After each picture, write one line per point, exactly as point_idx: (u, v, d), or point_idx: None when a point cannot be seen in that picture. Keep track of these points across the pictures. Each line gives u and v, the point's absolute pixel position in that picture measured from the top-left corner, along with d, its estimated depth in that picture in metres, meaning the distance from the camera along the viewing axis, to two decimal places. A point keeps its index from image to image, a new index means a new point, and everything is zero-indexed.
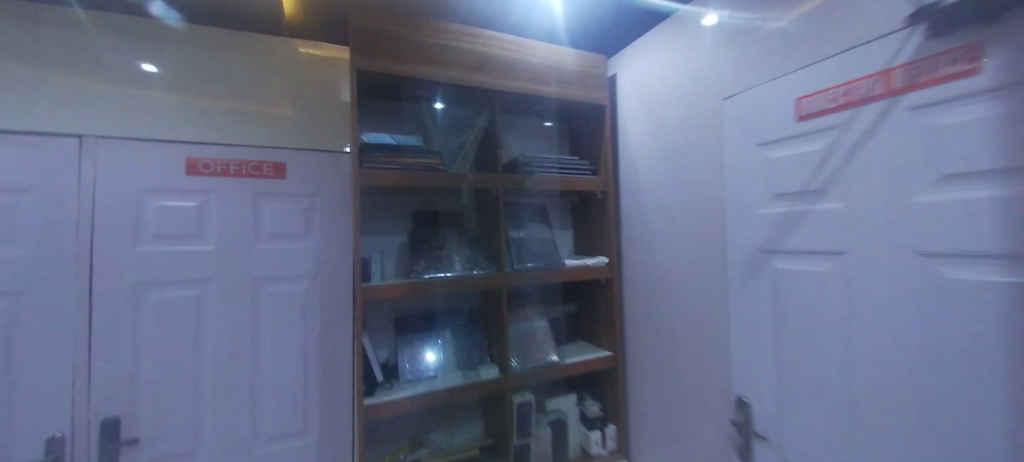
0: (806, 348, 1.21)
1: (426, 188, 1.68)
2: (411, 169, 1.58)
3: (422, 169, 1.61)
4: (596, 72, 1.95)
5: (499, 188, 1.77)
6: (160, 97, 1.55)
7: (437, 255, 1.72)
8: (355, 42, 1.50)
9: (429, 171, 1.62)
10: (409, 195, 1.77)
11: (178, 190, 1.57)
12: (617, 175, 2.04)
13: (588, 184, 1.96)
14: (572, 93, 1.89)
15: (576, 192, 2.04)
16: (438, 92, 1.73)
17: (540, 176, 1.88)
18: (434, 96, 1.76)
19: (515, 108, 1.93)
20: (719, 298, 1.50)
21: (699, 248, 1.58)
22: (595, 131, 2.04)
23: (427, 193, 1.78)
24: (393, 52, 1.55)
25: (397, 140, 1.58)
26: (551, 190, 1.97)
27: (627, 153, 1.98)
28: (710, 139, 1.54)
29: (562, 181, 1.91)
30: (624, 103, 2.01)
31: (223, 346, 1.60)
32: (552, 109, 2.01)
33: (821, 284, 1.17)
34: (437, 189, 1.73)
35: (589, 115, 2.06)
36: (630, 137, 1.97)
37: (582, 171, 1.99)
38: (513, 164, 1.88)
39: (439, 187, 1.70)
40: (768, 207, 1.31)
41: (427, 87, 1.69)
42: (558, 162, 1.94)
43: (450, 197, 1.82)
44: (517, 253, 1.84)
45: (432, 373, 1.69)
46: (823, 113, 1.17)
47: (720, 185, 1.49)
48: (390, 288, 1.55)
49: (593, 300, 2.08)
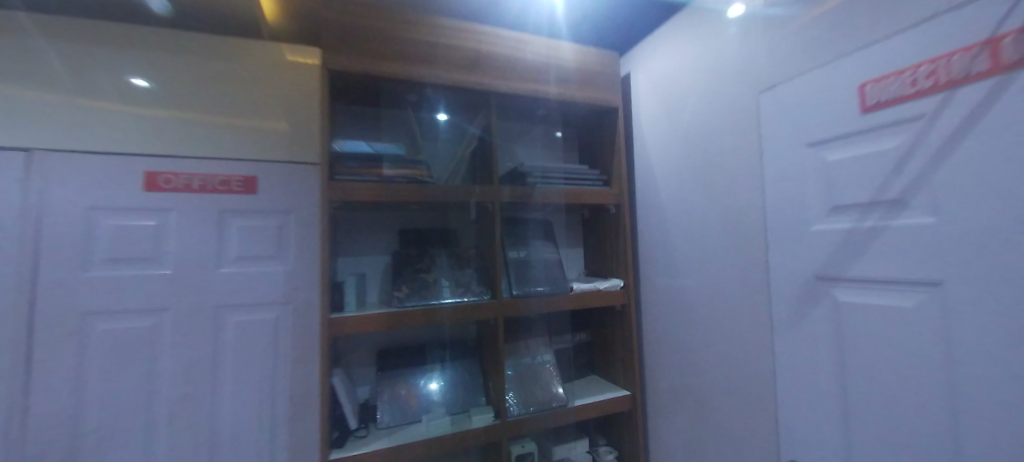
0: (880, 406, 0.93)
1: (409, 204, 1.46)
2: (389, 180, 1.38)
3: (401, 182, 1.40)
4: (606, 70, 1.72)
5: (496, 203, 1.53)
6: (118, 105, 1.40)
7: (422, 280, 1.49)
8: (325, 39, 1.32)
9: (411, 185, 1.41)
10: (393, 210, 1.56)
11: (135, 209, 1.41)
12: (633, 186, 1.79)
13: (600, 197, 1.70)
14: (578, 94, 1.66)
15: (586, 206, 1.78)
16: (425, 96, 1.52)
17: (544, 188, 1.63)
18: (421, 100, 1.56)
19: (514, 112, 1.71)
20: (762, 335, 1.21)
21: (732, 273, 1.31)
22: (606, 137, 1.79)
23: (414, 208, 1.56)
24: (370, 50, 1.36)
25: (375, 149, 1.39)
26: (557, 204, 1.72)
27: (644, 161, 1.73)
28: (744, 141, 1.28)
29: (569, 193, 1.66)
30: (639, 105, 1.77)
31: (178, 385, 1.41)
32: (557, 113, 1.79)
33: (904, 325, 0.89)
34: (423, 204, 1.51)
35: (599, 120, 1.82)
36: (647, 144, 1.72)
37: (592, 182, 1.74)
38: (512, 175, 1.64)
39: (424, 202, 1.48)
40: (826, 223, 1.04)
41: (412, 90, 1.48)
42: (564, 172, 1.69)
43: (440, 212, 1.60)
44: (516, 278, 1.59)
45: (416, 418, 1.45)
46: (899, 101, 0.90)
47: (759, 196, 1.22)
48: (362, 321, 1.32)
49: (609, 330, 1.80)
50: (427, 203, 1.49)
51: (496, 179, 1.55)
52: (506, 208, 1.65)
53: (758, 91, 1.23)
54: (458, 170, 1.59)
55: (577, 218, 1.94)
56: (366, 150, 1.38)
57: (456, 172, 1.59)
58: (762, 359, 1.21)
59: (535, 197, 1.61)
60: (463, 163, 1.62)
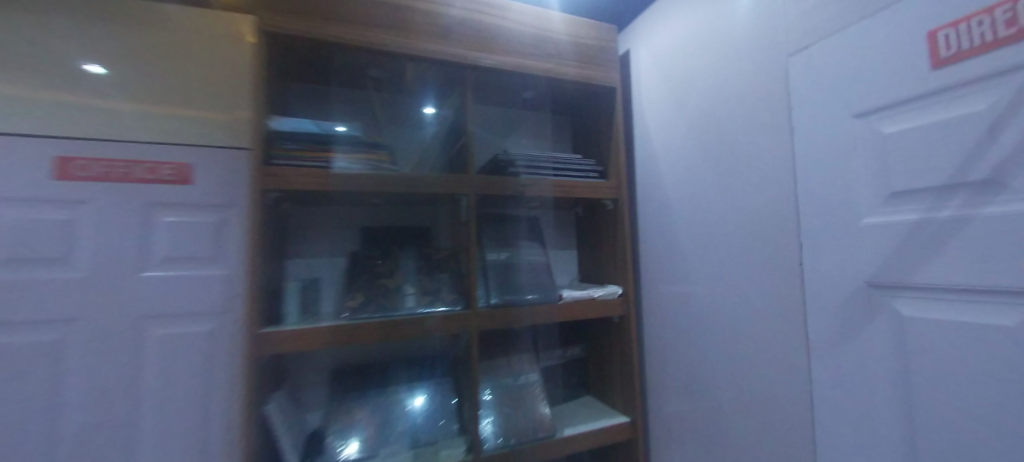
0: (960, 454, 0.69)
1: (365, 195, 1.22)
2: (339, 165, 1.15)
3: (346, 165, 1.16)
4: (602, 45, 1.49)
5: (471, 197, 1.30)
6: (26, 78, 1.18)
7: (382, 285, 1.24)
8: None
9: (368, 172, 1.17)
10: (350, 203, 1.33)
11: (43, 199, 1.19)
12: (634, 179, 1.56)
13: (596, 189, 1.46)
14: (570, 71, 1.43)
15: (579, 200, 1.54)
16: (389, 69, 1.29)
17: (529, 178, 1.39)
18: (386, 75, 1.33)
19: (497, 92, 1.48)
20: (795, 355, 0.97)
21: (754, 277, 1.08)
22: (602, 122, 1.56)
23: (375, 201, 1.32)
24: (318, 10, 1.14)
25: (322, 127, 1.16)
26: (546, 199, 1.49)
27: (647, 151, 1.51)
28: (769, 117, 1.04)
29: (558, 184, 1.42)
30: (641, 86, 1.54)
31: (90, 408, 1.20)
32: (547, 95, 1.56)
33: (999, 352, 0.65)
34: (384, 196, 1.27)
35: (594, 103, 1.59)
36: (650, 130, 1.49)
37: (587, 173, 1.50)
38: (493, 164, 1.41)
39: (384, 193, 1.24)
40: (881, 214, 0.80)
41: (373, 61, 1.25)
42: (554, 160, 1.45)
43: (408, 206, 1.37)
44: (497, 284, 1.35)
45: (373, 452, 1.19)
46: (986, 50, 0.67)
47: (789, 183, 0.98)
48: (301, 336, 1.08)
49: (606, 344, 1.55)
50: (388, 195, 1.25)
51: (472, 167, 1.31)
52: (486, 203, 1.42)
53: (787, 54, 1.00)
54: (429, 157, 1.39)
55: (570, 216, 1.71)
56: (310, 129, 1.14)
57: (425, 160, 1.37)
58: (793, 382, 0.98)
59: (519, 189, 1.37)
60: (435, 149, 1.40)
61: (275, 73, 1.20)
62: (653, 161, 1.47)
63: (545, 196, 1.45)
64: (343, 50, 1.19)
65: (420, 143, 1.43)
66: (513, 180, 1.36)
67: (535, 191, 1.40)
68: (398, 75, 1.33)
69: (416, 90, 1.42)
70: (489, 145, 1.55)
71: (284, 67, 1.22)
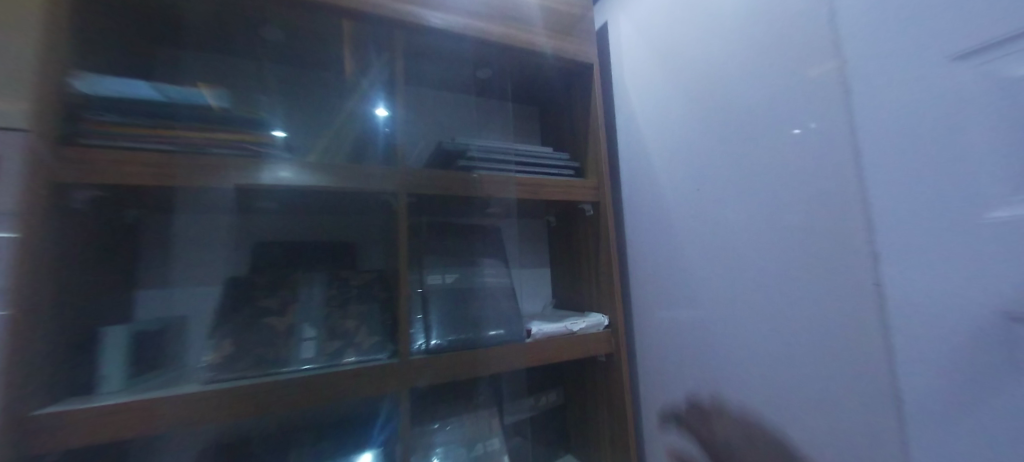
0: None
1: (245, 193, 0.84)
2: (200, 149, 0.77)
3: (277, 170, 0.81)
4: (576, 12, 1.18)
5: (397, 194, 0.93)
6: None
7: (265, 325, 0.83)
8: None
9: (233, 157, 0.80)
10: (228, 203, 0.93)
11: None
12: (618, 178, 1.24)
13: (571, 190, 1.13)
14: (536, 39, 1.11)
15: (555, 204, 1.20)
16: (283, 26, 0.92)
17: (482, 175, 1.05)
18: (283, 36, 0.96)
19: (443, 67, 1.14)
20: (866, 419, 0.66)
21: (792, 303, 0.77)
22: (581, 109, 1.25)
23: (266, 203, 0.93)
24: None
25: (170, 92, 0.77)
26: (508, 203, 1.14)
27: (637, 143, 1.19)
28: (809, 80, 0.74)
29: (522, 183, 1.07)
30: (625, 61, 1.23)
31: None
32: (509, 72, 1.24)
33: None
34: (276, 196, 0.89)
35: (571, 84, 1.28)
36: (639, 115, 1.18)
37: (560, 170, 1.17)
38: (435, 154, 1.05)
39: (271, 192, 0.86)
40: (1015, 206, 0.49)
41: (255, 14, 0.89)
42: (516, 152, 1.12)
43: (314, 208, 0.97)
44: (441, 319, 0.98)
45: None
46: None
47: (846, 165, 0.68)
48: (118, 410, 0.67)
49: (590, 389, 1.20)
50: (279, 194, 0.87)
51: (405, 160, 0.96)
52: (425, 207, 1.05)
53: None
54: (347, 139, 1.00)
55: (542, 226, 1.39)
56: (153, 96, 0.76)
57: (341, 146, 0.98)
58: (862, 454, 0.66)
59: (468, 190, 1.02)
60: (355, 132, 1.02)
61: (102, 21, 0.82)
62: (644, 155, 1.16)
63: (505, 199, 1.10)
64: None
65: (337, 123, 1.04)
66: (459, 177, 1.00)
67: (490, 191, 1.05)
68: (298, 34, 0.96)
69: (332, 57, 1.06)
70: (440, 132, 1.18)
71: (121, 13, 0.84)
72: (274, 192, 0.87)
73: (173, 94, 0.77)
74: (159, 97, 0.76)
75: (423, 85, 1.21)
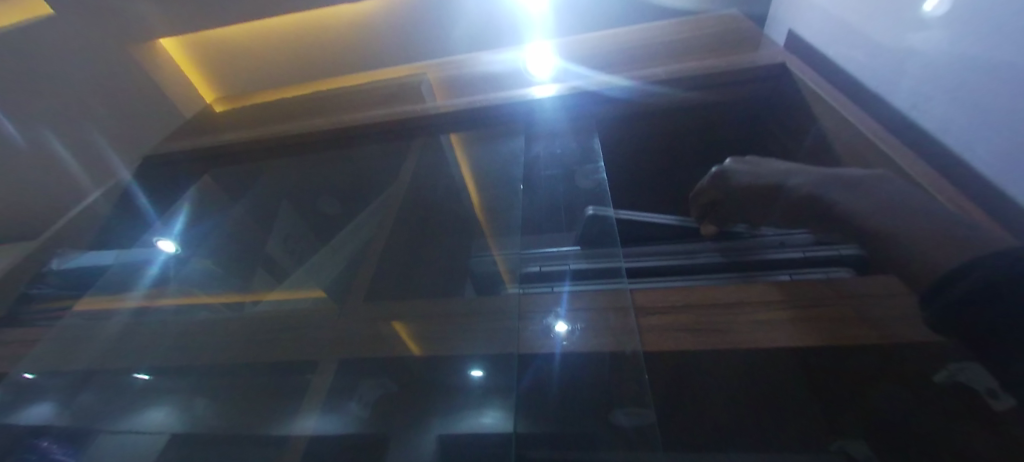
0: None
1: (96, 390, 0.46)
2: (76, 306, 0.57)
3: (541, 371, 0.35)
4: (722, 34, 0.70)
5: (331, 368, 0.42)
6: None
7: None
8: (186, 128, 0.87)
9: (253, 321, 0.50)
10: (150, 431, 0.41)
11: None
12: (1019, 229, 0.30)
13: (867, 303, 0.33)
14: (644, 71, 0.65)
15: (812, 405, 0.40)
16: (282, 175, 0.76)
17: (566, 297, 0.41)
18: (272, 186, 0.75)
19: (474, 171, 0.63)
20: None
21: None
22: (822, 134, 0.53)
23: (130, 392, 0.45)
24: (233, 124, 0.85)
25: (122, 254, 0.66)
26: (683, 394, 0.37)
27: (1011, 97, 0.32)
28: None
29: (726, 301, 0.36)
30: (859, 23, 0.54)
31: None
32: (632, 150, 0.71)
33: None
34: (142, 390, 0.45)
35: (757, 117, 0.64)
36: (963, 51, 0.38)
37: (802, 271, 0.39)
38: (453, 285, 0.48)
39: (150, 384, 0.45)
40: None
41: (263, 164, 0.77)
42: (639, 257, 0.47)
43: (95, 444, 0.40)
44: None
45: None
46: None
47: None
48: None
49: None
50: (193, 385, 0.44)
51: (400, 311, 0.46)
52: (427, 379, 0.38)
53: None
54: (317, 279, 0.58)
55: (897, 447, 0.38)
56: (204, 270, 0.64)
57: (301, 290, 0.56)
58: None
59: (522, 337, 0.38)
60: (336, 267, 0.59)
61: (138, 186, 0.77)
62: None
63: (683, 370, 0.35)
64: (232, 160, 0.77)
65: (325, 262, 0.61)
66: (617, 310, 0.38)
67: (670, 324, 0.35)
68: (311, 178, 0.74)
69: (346, 202, 0.73)
70: (493, 241, 0.52)
71: (162, 177, 0.79)
72: (191, 381, 0.45)
73: (141, 240, 0.69)
74: (107, 261, 0.65)
75: (426, 189, 0.65)
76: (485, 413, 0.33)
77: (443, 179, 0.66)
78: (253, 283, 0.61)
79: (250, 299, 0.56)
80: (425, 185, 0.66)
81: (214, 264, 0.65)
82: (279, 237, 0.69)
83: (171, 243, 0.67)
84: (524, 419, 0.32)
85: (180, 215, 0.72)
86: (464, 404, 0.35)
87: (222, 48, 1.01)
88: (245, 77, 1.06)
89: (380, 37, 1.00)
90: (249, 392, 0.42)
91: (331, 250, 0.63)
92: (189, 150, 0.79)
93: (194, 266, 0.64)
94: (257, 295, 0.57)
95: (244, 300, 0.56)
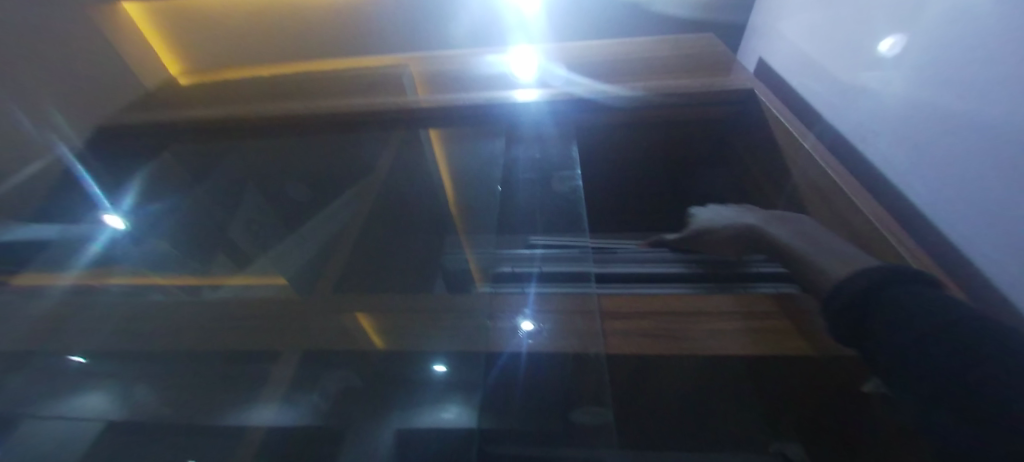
0: None
1: (33, 375, 0.43)
2: (16, 282, 0.52)
3: (507, 369, 0.36)
4: (699, 56, 0.74)
5: (295, 359, 0.41)
6: None
7: None
8: (148, 99, 0.82)
9: (211, 307, 0.48)
10: (83, 418, 0.39)
11: None
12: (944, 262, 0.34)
13: (805, 316, 0.36)
14: (624, 84, 0.67)
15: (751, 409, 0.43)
16: (251, 157, 0.73)
17: (536, 300, 0.42)
18: (239, 167, 0.72)
19: (451, 172, 0.64)
20: None
21: None
22: (784, 159, 0.56)
23: (71, 376, 0.42)
24: (200, 99, 0.81)
25: (66, 230, 0.62)
26: (639, 395, 0.39)
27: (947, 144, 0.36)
28: None
29: (683, 309, 0.39)
30: (821, 58, 0.58)
31: None
32: (608, 159, 0.73)
33: None
34: (86, 374, 0.42)
35: (725, 137, 0.67)
36: (911, 96, 0.42)
37: (755, 285, 0.42)
38: (425, 280, 0.49)
39: (98, 369, 0.43)
40: None
41: (230, 144, 0.74)
42: (608, 263, 0.49)
43: (12, 432, 0.38)
44: None
45: None
46: None
47: None
48: None
49: None
50: (144, 371, 0.42)
51: (369, 303, 0.46)
52: (393, 373, 0.38)
53: None
54: (283, 268, 0.56)
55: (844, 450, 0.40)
56: (159, 250, 0.61)
57: (265, 276, 0.54)
58: None
59: (493, 337, 0.39)
60: (304, 255, 0.58)
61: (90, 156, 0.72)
62: (987, 155, 0.32)
63: (638, 373, 0.37)
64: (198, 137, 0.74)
65: (294, 250, 0.60)
66: (584, 314, 0.39)
67: (629, 329, 0.37)
68: (283, 162, 0.72)
69: (318, 189, 0.71)
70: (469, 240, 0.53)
71: (118, 148, 0.74)
72: (142, 368, 0.43)
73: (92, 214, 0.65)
74: (51, 236, 0.60)
75: (403, 183, 0.66)
76: (446, 408, 0.35)
77: (421, 174, 0.65)
78: (214, 266, 0.58)
79: (210, 283, 0.54)
80: (403, 179, 0.66)
81: (171, 243, 0.63)
82: (245, 221, 0.66)
83: (118, 218, 0.65)
84: (480, 413, 0.34)
85: (128, 190, 0.70)
86: (421, 402, 0.36)
87: (192, 18, 0.96)
88: (214, 50, 1.01)
89: (364, 23, 0.98)
90: (205, 380, 0.41)
91: (301, 237, 0.62)
92: (150, 123, 0.74)
93: (150, 247, 0.61)
94: (217, 280, 0.55)
95: (203, 284, 0.54)
